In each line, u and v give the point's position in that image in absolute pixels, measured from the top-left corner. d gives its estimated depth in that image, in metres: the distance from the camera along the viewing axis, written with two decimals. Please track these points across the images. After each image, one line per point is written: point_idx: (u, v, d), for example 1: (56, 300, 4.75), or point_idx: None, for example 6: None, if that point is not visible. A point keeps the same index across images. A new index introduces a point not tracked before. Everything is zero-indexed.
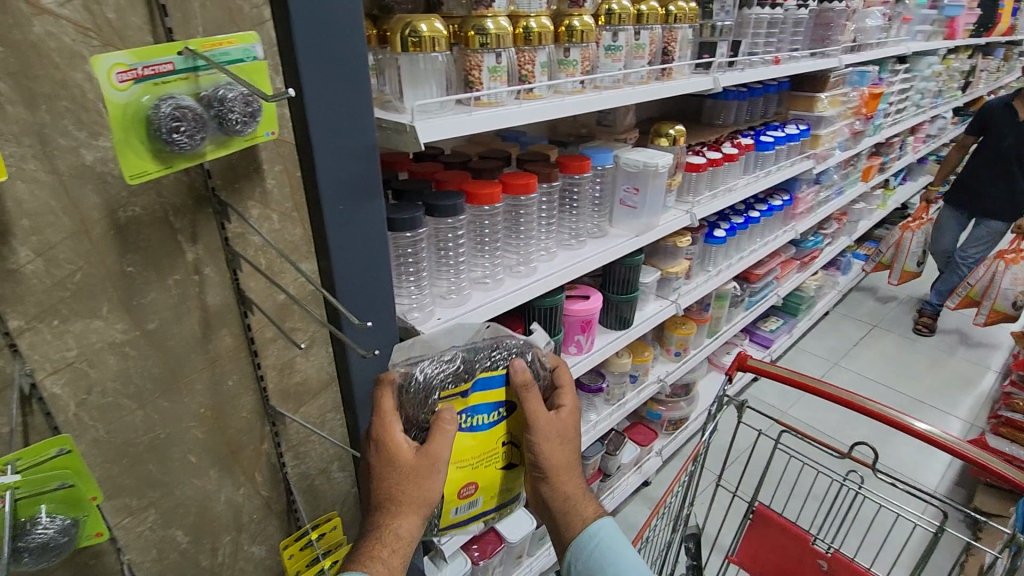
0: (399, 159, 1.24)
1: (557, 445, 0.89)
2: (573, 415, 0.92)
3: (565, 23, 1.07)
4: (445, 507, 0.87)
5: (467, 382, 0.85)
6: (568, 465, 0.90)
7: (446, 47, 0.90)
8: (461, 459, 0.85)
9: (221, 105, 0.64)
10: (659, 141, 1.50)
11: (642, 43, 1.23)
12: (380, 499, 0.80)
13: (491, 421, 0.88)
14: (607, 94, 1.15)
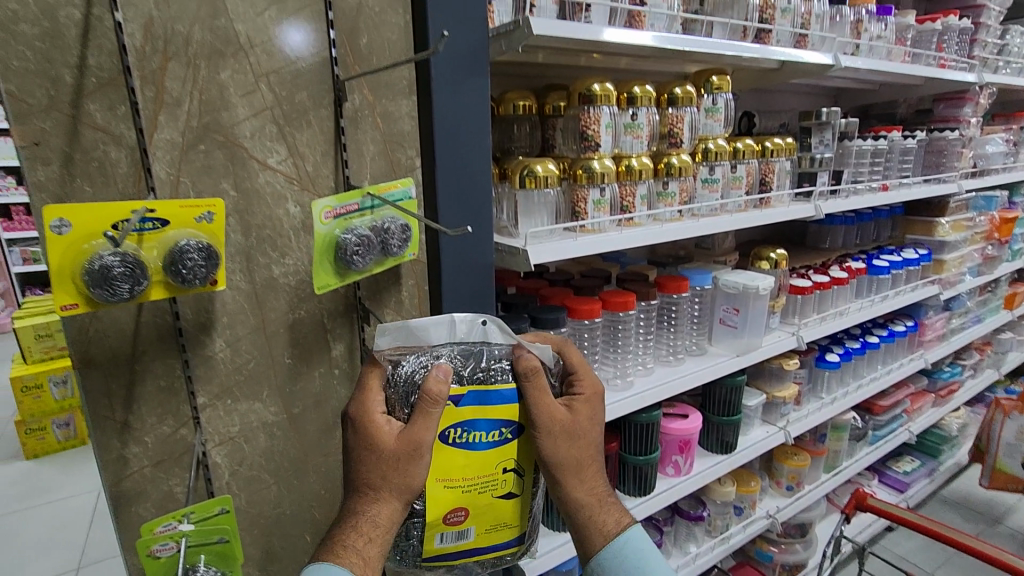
0: (509, 275, 1.38)
1: (574, 446, 0.74)
2: (593, 411, 0.77)
3: (664, 161, 1.18)
4: (428, 530, 0.72)
5: (461, 388, 0.69)
6: (587, 468, 0.76)
7: (556, 183, 1.05)
8: (448, 476, 0.70)
9: (385, 234, 0.81)
10: (761, 264, 1.52)
11: (739, 175, 1.31)
12: (358, 487, 0.68)
13: (493, 439, 0.71)
14: (704, 222, 1.22)
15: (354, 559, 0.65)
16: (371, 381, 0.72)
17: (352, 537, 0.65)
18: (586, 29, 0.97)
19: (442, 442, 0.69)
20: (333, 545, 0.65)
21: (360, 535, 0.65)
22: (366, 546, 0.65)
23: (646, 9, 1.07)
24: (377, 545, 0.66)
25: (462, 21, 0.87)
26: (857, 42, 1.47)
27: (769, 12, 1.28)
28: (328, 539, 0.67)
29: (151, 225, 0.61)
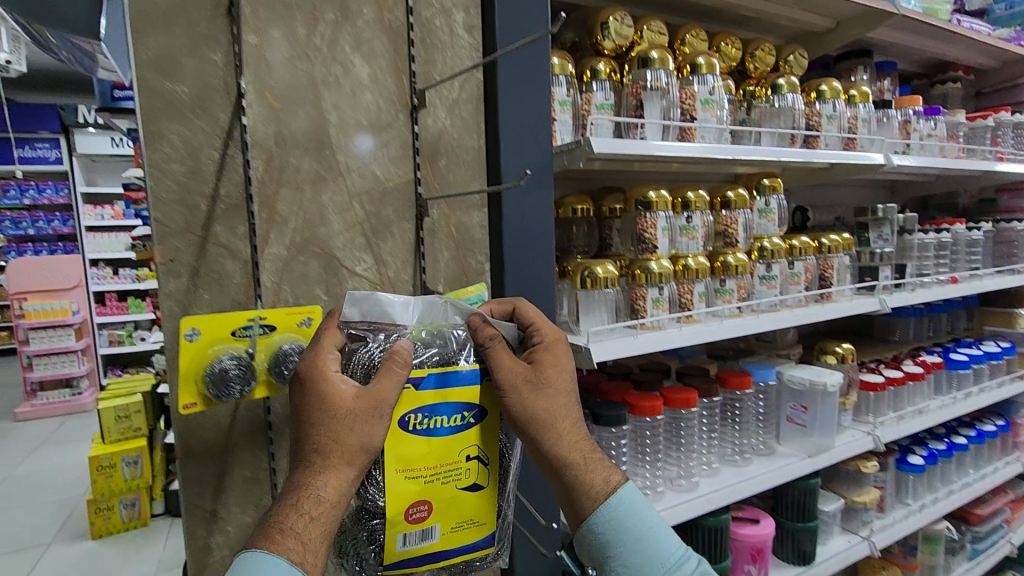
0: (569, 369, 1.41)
1: (553, 403, 0.68)
2: (567, 360, 0.72)
3: (720, 259, 1.21)
4: (388, 532, 0.63)
5: (421, 370, 0.65)
6: (568, 425, 0.69)
7: (616, 283, 1.10)
8: (406, 466, 0.63)
9: None
10: (826, 358, 1.48)
11: (797, 271, 1.32)
12: (301, 457, 0.57)
13: (456, 424, 0.66)
14: (765, 318, 1.23)
15: (296, 547, 0.54)
16: (325, 336, 0.63)
17: (295, 519, 0.55)
18: (640, 145, 1.07)
19: (401, 428, 0.62)
20: (271, 531, 0.54)
21: (301, 516, 0.55)
22: (306, 531, 0.55)
23: (696, 124, 1.16)
24: (321, 528, 0.55)
25: (530, 144, 0.96)
26: (907, 141, 1.51)
27: (815, 119, 1.34)
28: (263, 527, 0.56)
29: (261, 330, 0.69)
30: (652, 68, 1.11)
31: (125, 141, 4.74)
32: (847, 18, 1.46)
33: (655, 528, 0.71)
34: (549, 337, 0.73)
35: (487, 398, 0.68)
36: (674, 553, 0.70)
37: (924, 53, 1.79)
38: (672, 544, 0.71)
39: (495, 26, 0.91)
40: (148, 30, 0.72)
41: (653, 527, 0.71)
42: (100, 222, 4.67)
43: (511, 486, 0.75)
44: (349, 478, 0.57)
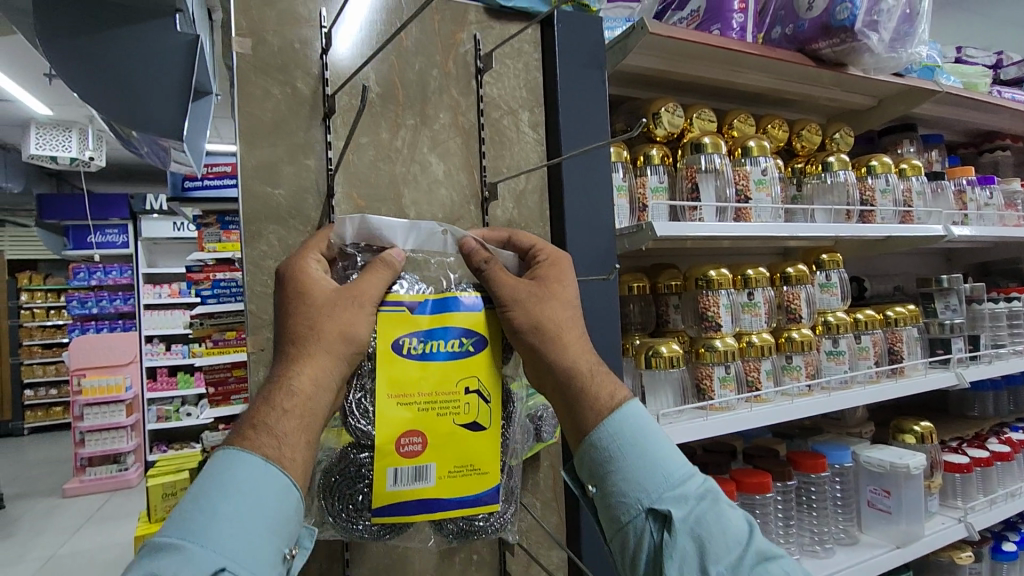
0: None
1: (553, 315, 0.68)
2: (568, 277, 0.73)
3: (784, 335, 1.20)
4: (381, 464, 0.63)
5: (417, 295, 0.66)
6: (569, 337, 0.68)
7: (682, 362, 1.08)
8: (401, 390, 0.63)
9: (539, 421, 0.88)
10: (904, 437, 1.41)
11: (865, 345, 1.28)
12: (281, 353, 0.58)
13: (452, 351, 0.66)
14: (838, 396, 1.19)
15: (270, 441, 0.54)
16: (313, 244, 0.66)
17: (271, 413, 0.55)
18: (699, 226, 1.09)
19: (395, 348, 0.64)
20: (248, 426, 0.55)
21: (276, 410, 0.55)
22: (280, 424, 0.55)
23: (752, 203, 1.18)
24: (300, 420, 0.55)
25: (594, 230, 0.99)
26: (965, 211, 1.49)
27: (869, 193, 1.35)
28: (238, 423, 0.57)
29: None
30: (705, 152, 1.15)
31: (185, 225, 5.07)
32: (890, 95, 1.49)
33: (661, 443, 0.68)
34: (548, 257, 0.74)
35: (483, 325, 0.69)
36: (681, 470, 0.67)
37: (969, 124, 1.80)
38: (678, 462, 0.67)
39: (559, 123, 0.97)
40: (256, 143, 0.81)
41: (658, 441, 0.67)
42: (157, 300, 4.91)
43: (514, 435, 0.74)
44: (329, 372, 0.58)
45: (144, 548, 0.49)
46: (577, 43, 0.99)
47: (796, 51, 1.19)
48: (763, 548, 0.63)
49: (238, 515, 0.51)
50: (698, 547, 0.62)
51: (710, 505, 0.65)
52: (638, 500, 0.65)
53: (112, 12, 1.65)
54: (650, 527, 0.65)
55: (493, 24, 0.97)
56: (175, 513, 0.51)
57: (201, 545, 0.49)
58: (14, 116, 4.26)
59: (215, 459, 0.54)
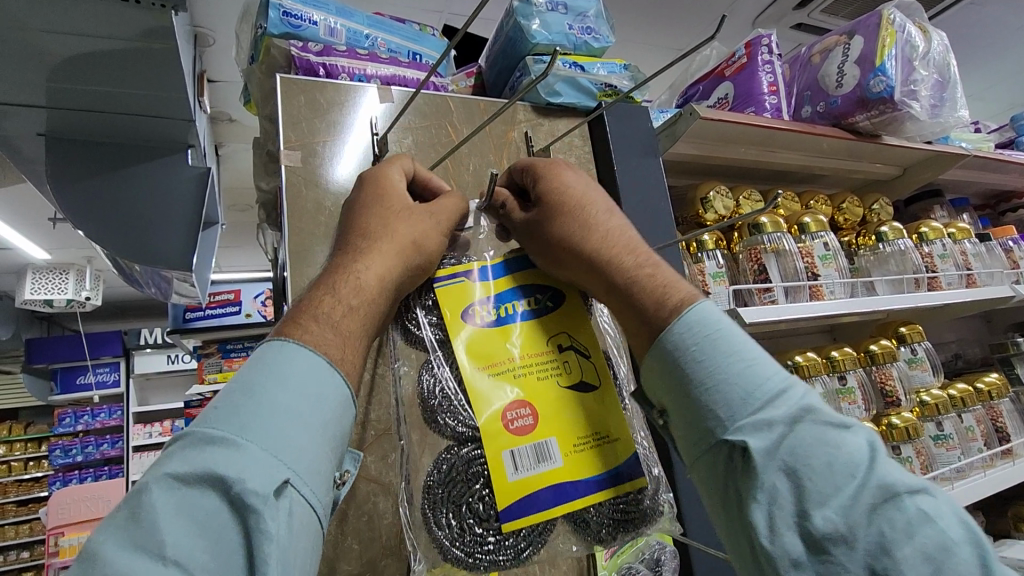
0: None
1: (578, 224, 0.59)
2: (575, 176, 0.63)
3: (884, 421, 1.08)
4: (491, 453, 0.54)
5: (472, 265, 0.63)
6: (594, 236, 0.58)
7: None
8: (489, 365, 0.57)
9: (657, 566, 0.71)
10: None
11: (970, 425, 1.15)
12: (343, 251, 0.55)
13: (530, 312, 0.61)
14: (963, 488, 1.05)
15: (319, 334, 0.49)
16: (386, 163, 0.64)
17: (324, 301, 0.50)
18: (779, 310, 0.99)
19: (471, 324, 0.59)
20: (300, 315, 0.50)
21: (338, 303, 0.50)
22: (344, 319, 0.50)
23: (822, 281, 1.09)
24: (344, 309, 0.50)
25: None
26: (1018, 269, 1.43)
27: (930, 260, 1.28)
28: (285, 318, 0.52)
29: None
30: (765, 232, 1.10)
31: (180, 356, 4.89)
32: (915, 164, 1.48)
33: (738, 350, 0.52)
34: (541, 165, 0.65)
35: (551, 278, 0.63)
36: (769, 384, 0.51)
37: (988, 187, 1.80)
38: (764, 365, 0.52)
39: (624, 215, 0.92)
40: (306, 262, 0.73)
41: (734, 349, 0.52)
42: (148, 440, 4.58)
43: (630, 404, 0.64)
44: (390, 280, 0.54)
45: (193, 440, 0.43)
46: (629, 133, 0.96)
47: (833, 126, 1.18)
48: (888, 483, 0.45)
49: (294, 420, 0.45)
50: (793, 482, 0.46)
51: (806, 426, 0.48)
52: (709, 427, 0.50)
53: (111, 154, 1.63)
54: (727, 461, 0.49)
55: (542, 121, 0.95)
56: (222, 404, 0.45)
57: (256, 446, 0.43)
58: (10, 263, 4.23)
59: (265, 354, 0.48)
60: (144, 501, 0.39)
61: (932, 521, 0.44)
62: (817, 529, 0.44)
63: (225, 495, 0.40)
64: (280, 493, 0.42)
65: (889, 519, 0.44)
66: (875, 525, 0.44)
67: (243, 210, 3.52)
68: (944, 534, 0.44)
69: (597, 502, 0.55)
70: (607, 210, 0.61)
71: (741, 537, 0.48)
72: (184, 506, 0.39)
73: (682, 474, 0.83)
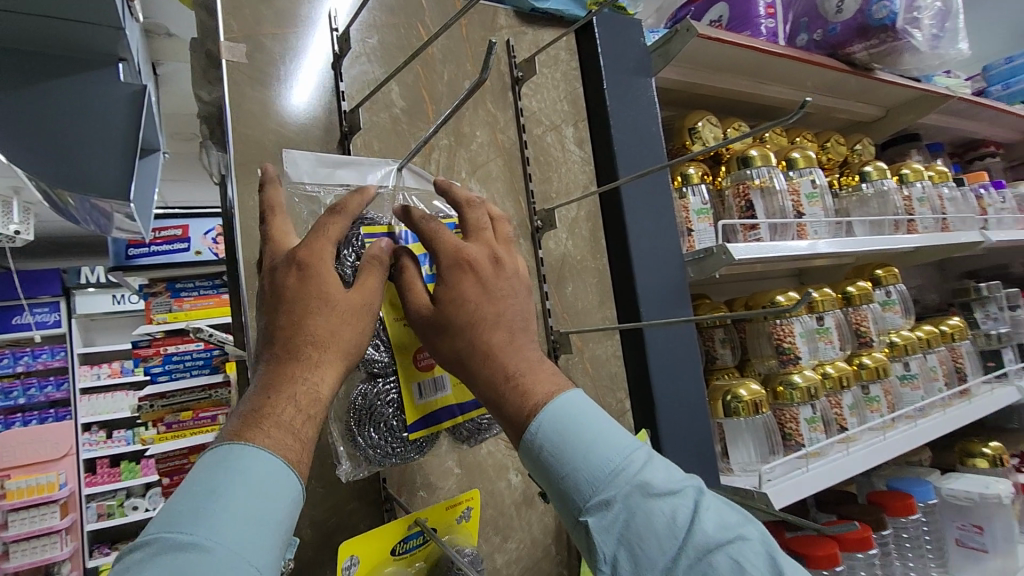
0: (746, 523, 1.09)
1: (466, 340, 0.49)
2: (473, 283, 0.49)
3: (857, 361, 1.07)
4: (401, 381, 0.52)
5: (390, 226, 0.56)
6: (468, 356, 0.48)
7: (765, 405, 0.93)
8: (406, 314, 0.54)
9: None
10: (976, 462, 1.31)
11: (933, 365, 1.18)
12: (287, 351, 0.42)
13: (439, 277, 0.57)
14: (926, 424, 1.07)
15: (275, 439, 0.40)
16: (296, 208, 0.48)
17: (277, 403, 0.41)
18: (769, 246, 0.95)
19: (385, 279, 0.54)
20: (250, 421, 0.40)
21: (297, 409, 0.41)
22: (304, 424, 0.41)
23: (807, 219, 1.06)
24: (303, 412, 0.41)
25: (662, 260, 0.86)
26: (987, 215, 1.45)
27: (908, 202, 1.27)
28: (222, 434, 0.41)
29: (421, 536, 0.56)
30: (753, 166, 1.04)
31: (126, 297, 4.69)
32: (898, 105, 1.45)
33: (597, 428, 0.48)
34: (444, 257, 0.50)
35: None
36: (612, 455, 0.48)
37: (959, 133, 1.80)
38: (622, 446, 0.48)
39: (612, 141, 0.85)
40: (255, 176, 0.63)
41: (592, 426, 0.48)
42: (95, 383, 4.39)
43: None
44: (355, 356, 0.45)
45: (150, 551, 0.34)
46: (620, 48, 0.87)
47: (828, 57, 1.12)
48: (704, 541, 0.44)
49: (267, 511, 0.38)
50: (629, 562, 0.45)
51: (644, 497, 0.46)
52: (563, 509, 0.48)
53: None
54: (581, 539, 0.47)
55: (525, 30, 0.85)
56: (177, 506, 0.37)
57: (231, 543, 0.35)
58: None
59: (221, 452, 0.39)
60: None
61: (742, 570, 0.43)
62: None
63: None
64: None
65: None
66: None
67: (188, 140, 3.26)
68: None
69: (479, 416, 0.57)
70: (497, 313, 0.49)
71: None
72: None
73: (663, 409, 0.82)
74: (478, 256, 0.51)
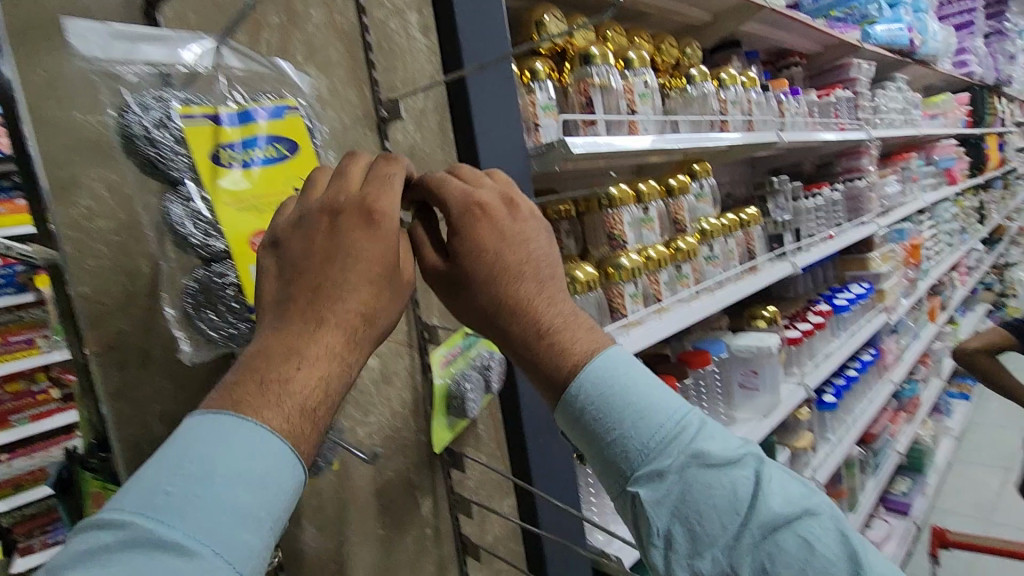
0: None
1: (493, 296, 0.59)
2: (491, 230, 0.59)
3: (672, 245, 1.24)
4: (240, 265, 0.53)
5: (211, 107, 0.53)
6: (506, 308, 0.58)
7: (597, 284, 1.08)
8: (238, 201, 0.53)
9: (488, 370, 0.79)
10: (757, 323, 1.65)
11: (731, 247, 1.42)
12: (313, 317, 0.45)
13: (274, 160, 0.56)
14: (721, 294, 1.31)
15: (288, 417, 0.41)
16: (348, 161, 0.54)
17: (295, 372, 0.42)
18: (604, 141, 1.04)
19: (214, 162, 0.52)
20: (256, 379, 0.41)
21: (317, 387, 0.43)
22: (317, 400, 0.43)
23: (638, 117, 1.17)
24: (321, 389, 0.43)
25: (507, 154, 0.91)
26: (785, 118, 1.69)
27: (724, 105, 1.44)
28: (222, 389, 0.42)
29: None
30: (593, 64, 1.10)
31: None
32: (724, 11, 1.58)
33: (641, 400, 0.59)
34: (458, 212, 0.59)
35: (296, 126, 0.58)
36: (663, 430, 0.58)
37: (773, 43, 2.02)
38: (666, 415, 0.59)
39: (455, 30, 0.84)
40: (35, 46, 0.54)
41: (634, 399, 0.59)
42: None
43: None
44: (373, 342, 0.48)
45: (129, 538, 0.34)
46: None
47: None
48: (761, 517, 0.55)
49: (257, 504, 0.39)
50: (685, 530, 0.56)
51: (693, 471, 0.57)
52: (618, 475, 0.59)
53: None
54: (629, 502, 0.59)
55: None
56: (161, 487, 0.37)
57: (216, 544, 0.36)
58: None
59: (219, 417, 0.40)
60: None
61: (807, 546, 0.54)
62: (701, 563, 0.56)
63: None
64: None
65: (763, 550, 0.54)
66: (754, 553, 0.54)
67: None
68: (818, 554, 0.53)
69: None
70: (518, 257, 0.59)
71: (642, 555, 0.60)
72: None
73: None
74: (490, 211, 0.60)
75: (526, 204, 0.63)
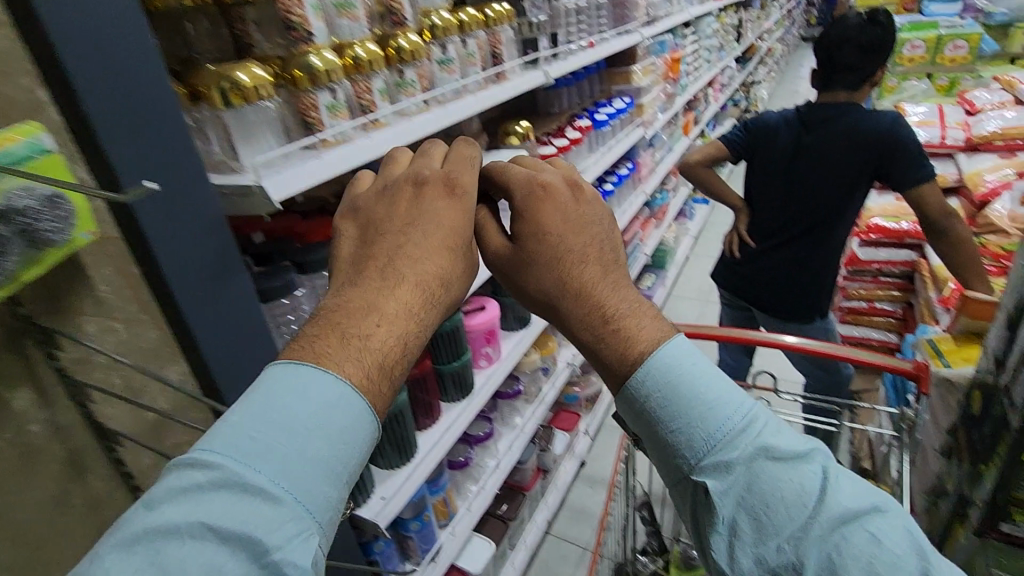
0: (286, 224, 1.13)
1: (554, 276, 0.63)
2: (555, 211, 0.66)
3: (391, 45, 1.04)
4: None
5: None
6: (569, 289, 0.62)
7: (275, 91, 0.82)
8: None
9: (26, 218, 0.52)
10: (510, 139, 1.57)
11: (471, 51, 1.24)
12: (382, 277, 0.58)
13: None
14: (454, 107, 1.15)
15: (361, 370, 0.51)
16: (431, 150, 0.76)
17: (373, 328, 0.53)
18: None
19: None
20: (329, 325, 0.54)
21: (375, 341, 0.53)
22: (381, 352, 0.53)
23: None
24: (399, 345, 0.54)
25: None
26: None
27: None
28: (307, 340, 0.53)
29: None
30: None
31: None
32: None
33: (713, 393, 0.58)
34: (522, 192, 0.69)
35: None
36: (732, 420, 0.57)
37: None
38: (733, 410, 0.58)
39: None
40: None
41: (704, 386, 0.58)
42: None
43: None
44: (436, 311, 0.60)
45: (216, 477, 0.43)
46: None
47: None
48: (834, 509, 0.52)
49: (317, 454, 0.47)
50: (750, 519, 0.54)
51: (760, 463, 0.55)
52: (678, 463, 0.58)
53: None
54: (692, 491, 0.58)
55: None
56: (238, 429, 0.46)
57: (281, 485, 0.44)
58: None
59: (289, 366, 0.50)
60: (165, 538, 0.40)
61: (879, 543, 0.51)
62: (767, 557, 0.53)
63: (237, 546, 0.41)
64: (293, 541, 0.43)
65: (834, 543, 0.51)
66: (825, 549, 0.51)
67: None
68: (893, 552, 0.50)
69: None
70: (584, 243, 0.65)
71: (699, 543, 0.59)
72: (238, 539, 0.41)
73: (101, 94, 0.60)
74: (557, 189, 0.68)
75: (589, 188, 0.71)
